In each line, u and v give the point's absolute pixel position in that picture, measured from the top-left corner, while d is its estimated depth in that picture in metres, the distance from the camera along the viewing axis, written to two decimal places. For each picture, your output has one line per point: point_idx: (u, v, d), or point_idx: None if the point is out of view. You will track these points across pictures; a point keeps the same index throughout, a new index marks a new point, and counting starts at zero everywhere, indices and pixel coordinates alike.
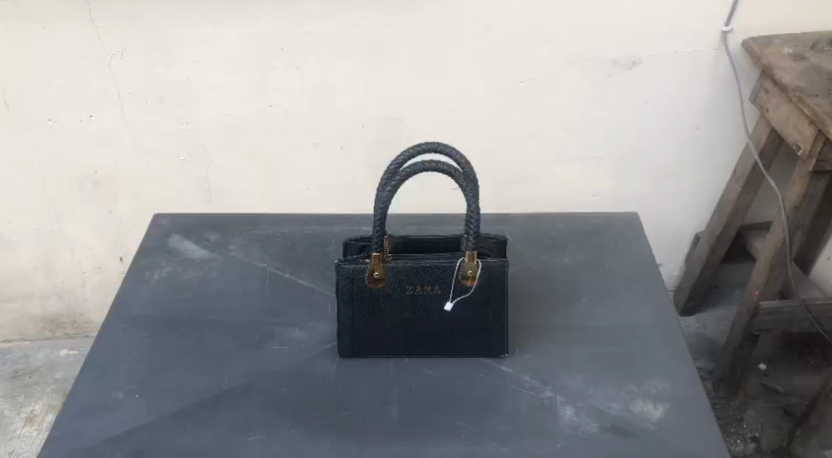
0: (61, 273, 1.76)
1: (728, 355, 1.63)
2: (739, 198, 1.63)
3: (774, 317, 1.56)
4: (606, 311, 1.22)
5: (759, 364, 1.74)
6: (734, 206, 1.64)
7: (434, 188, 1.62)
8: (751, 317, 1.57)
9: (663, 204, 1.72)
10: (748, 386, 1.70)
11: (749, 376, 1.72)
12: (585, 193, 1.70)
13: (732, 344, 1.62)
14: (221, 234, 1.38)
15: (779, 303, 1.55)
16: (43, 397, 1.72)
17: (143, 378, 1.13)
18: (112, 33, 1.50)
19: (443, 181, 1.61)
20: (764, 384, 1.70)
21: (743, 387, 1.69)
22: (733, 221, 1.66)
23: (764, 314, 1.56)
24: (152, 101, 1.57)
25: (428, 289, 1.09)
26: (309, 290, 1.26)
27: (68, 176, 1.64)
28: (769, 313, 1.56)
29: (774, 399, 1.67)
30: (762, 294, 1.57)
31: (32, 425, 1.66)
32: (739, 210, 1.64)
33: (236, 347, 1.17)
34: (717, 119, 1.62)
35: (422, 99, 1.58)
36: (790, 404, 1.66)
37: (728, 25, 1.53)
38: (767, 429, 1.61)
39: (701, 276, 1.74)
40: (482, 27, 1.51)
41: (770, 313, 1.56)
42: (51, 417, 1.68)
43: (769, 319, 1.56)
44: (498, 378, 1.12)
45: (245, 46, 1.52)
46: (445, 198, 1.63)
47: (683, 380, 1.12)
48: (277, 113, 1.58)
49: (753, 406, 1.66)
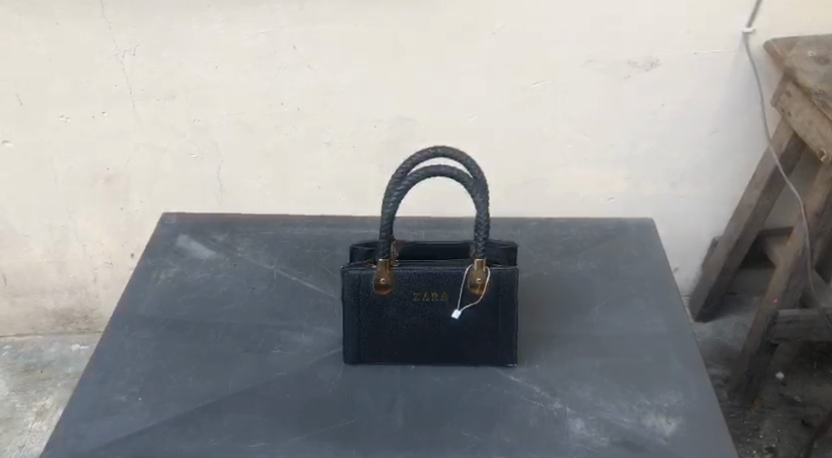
0: (73, 269, 1.76)
1: (745, 362, 1.61)
2: (758, 204, 1.61)
3: (793, 325, 1.54)
4: (621, 319, 1.19)
5: (777, 373, 1.71)
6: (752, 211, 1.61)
7: (436, 190, 1.59)
8: (769, 326, 1.55)
9: (679, 209, 1.69)
10: (765, 396, 1.67)
11: (767, 385, 1.69)
12: (600, 196, 1.67)
13: (749, 352, 1.60)
14: (229, 234, 1.36)
15: (798, 311, 1.53)
16: (55, 391, 1.73)
17: (147, 381, 1.11)
18: (124, 31, 1.49)
19: (444, 183, 1.58)
20: (781, 393, 1.67)
21: (759, 397, 1.66)
22: (751, 226, 1.63)
23: (782, 324, 1.54)
24: (163, 99, 1.55)
25: (435, 296, 1.05)
26: (316, 293, 1.24)
27: (80, 172, 1.63)
28: (787, 321, 1.54)
29: (792, 408, 1.64)
30: (781, 301, 1.55)
31: (42, 419, 1.67)
32: (757, 216, 1.62)
33: (241, 350, 1.15)
34: (736, 122, 1.59)
35: (435, 99, 1.55)
36: (809, 414, 1.63)
37: (749, 26, 1.50)
38: (784, 440, 1.59)
39: (718, 281, 1.72)
40: (496, 26, 1.49)
41: (787, 322, 1.54)
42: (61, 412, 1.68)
43: (788, 327, 1.54)
44: (507, 387, 1.09)
45: (257, 44, 1.50)
46: (452, 198, 1.60)
47: (697, 393, 1.08)
48: (289, 111, 1.56)
49: (769, 415, 1.63)
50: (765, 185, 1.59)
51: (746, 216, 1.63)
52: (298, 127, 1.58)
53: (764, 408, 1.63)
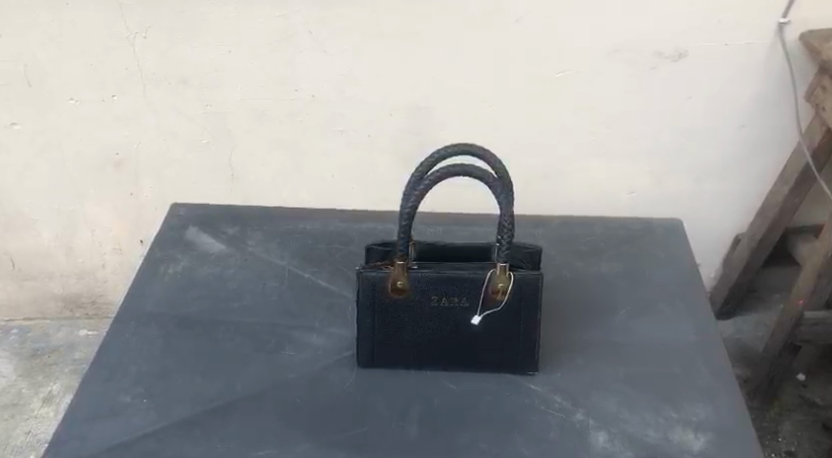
0: (82, 254, 1.72)
1: (766, 364, 1.57)
2: (786, 201, 1.55)
3: (819, 328, 1.50)
4: (646, 326, 1.14)
5: (798, 375, 1.68)
6: (780, 208, 1.56)
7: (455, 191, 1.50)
8: (794, 327, 1.51)
9: (704, 206, 1.63)
10: (786, 398, 1.64)
11: (787, 386, 1.66)
12: (622, 191, 1.61)
13: (771, 352, 1.55)
14: (240, 227, 1.32)
15: (825, 314, 1.49)
16: (61, 377, 1.70)
17: (151, 382, 1.05)
18: (136, 12, 1.45)
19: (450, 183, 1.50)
20: (802, 395, 1.64)
21: (779, 398, 1.63)
22: (778, 223, 1.58)
23: (808, 325, 1.50)
24: (175, 83, 1.51)
25: (454, 301, 1.00)
26: (329, 292, 1.19)
27: (90, 156, 1.59)
28: (812, 323, 1.50)
29: (812, 411, 1.61)
30: (807, 303, 1.50)
31: (49, 405, 1.63)
32: (784, 214, 1.56)
33: (250, 351, 1.10)
34: (767, 117, 1.53)
35: (455, 89, 1.50)
36: (829, 418, 1.60)
37: (785, 17, 1.45)
38: (804, 444, 1.56)
39: (739, 281, 1.66)
40: (519, 13, 1.44)
41: (813, 324, 1.50)
42: (68, 398, 1.65)
43: (813, 330, 1.50)
44: (526, 397, 1.04)
45: (272, 28, 1.46)
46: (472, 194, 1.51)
47: (726, 408, 1.03)
48: (304, 98, 1.51)
49: (789, 417, 1.60)
50: (795, 181, 1.53)
51: (773, 213, 1.57)
52: (313, 114, 1.53)
53: (784, 411, 1.60)
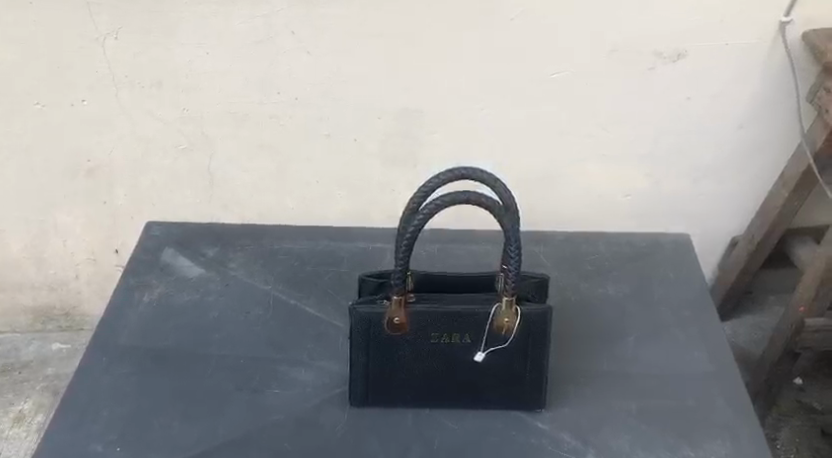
0: (53, 265, 1.62)
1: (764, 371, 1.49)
2: (785, 205, 1.47)
3: (821, 336, 1.42)
4: (657, 354, 1.08)
5: (795, 378, 1.61)
6: (778, 213, 1.47)
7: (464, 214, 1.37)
8: (794, 335, 1.43)
9: (696, 205, 1.54)
10: (782, 402, 1.58)
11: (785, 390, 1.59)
12: (616, 192, 1.52)
13: (770, 360, 1.48)
14: (220, 248, 1.24)
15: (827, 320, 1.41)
16: (33, 395, 1.60)
17: (125, 427, 0.97)
18: (105, 12, 1.36)
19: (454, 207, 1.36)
20: (799, 400, 1.58)
21: (777, 404, 1.57)
22: (779, 222, 1.48)
23: (810, 332, 1.42)
24: (150, 87, 1.41)
25: (456, 338, 0.93)
26: (319, 320, 1.12)
27: (60, 164, 1.49)
28: (814, 331, 1.41)
29: (811, 417, 1.55)
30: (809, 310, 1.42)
31: (20, 426, 1.54)
32: (783, 218, 1.48)
33: (234, 389, 1.02)
34: (768, 121, 1.46)
35: (446, 91, 1.42)
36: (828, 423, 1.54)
37: (788, 15, 1.37)
38: (803, 451, 1.50)
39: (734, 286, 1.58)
40: (514, 12, 1.36)
41: (816, 331, 1.42)
42: (41, 418, 1.56)
43: (816, 337, 1.42)
44: (533, 436, 0.97)
45: (253, 29, 1.37)
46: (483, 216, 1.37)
47: (747, 443, 0.98)
48: (286, 101, 1.42)
49: (787, 423, 1.55)
50: (794, 185, 1.45)
51: (772, 216, 1.48)
52: (295, 118, 1.44)
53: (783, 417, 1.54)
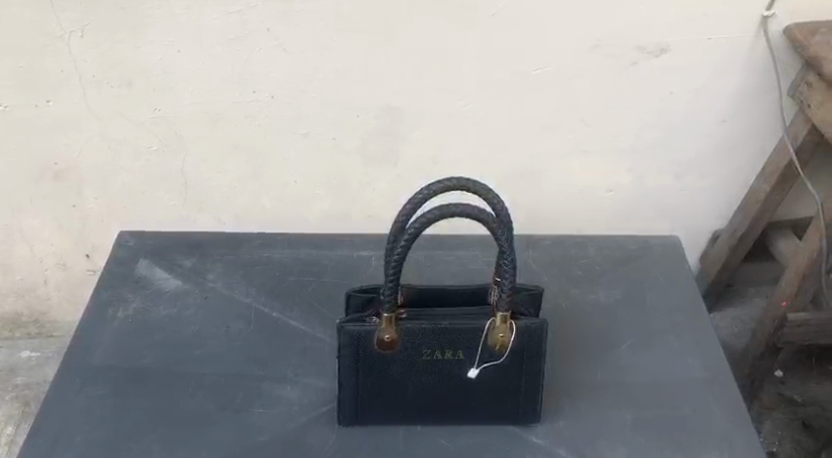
0: (20, 271, 1.56)
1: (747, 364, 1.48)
2: (767, 199, 1.45)
3: (803, 330, 1.40)
4: (649, 361, 1.06)
5: (775, 370, 1.57)
6: (761, 206, 1.46)
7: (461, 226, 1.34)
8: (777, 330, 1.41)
9: (679, 201, 1.52)
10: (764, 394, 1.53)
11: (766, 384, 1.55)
12: (600, 187, 1.49)
13: (751, 354, 1.47)
14: (197, 258, 1.20)
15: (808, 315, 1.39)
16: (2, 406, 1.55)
17: (101, 453, 0.93)
18: (69, 10, 1.30)
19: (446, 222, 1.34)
20: (780, 392, 1.54)
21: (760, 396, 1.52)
22: (763, 211, 1.47)
23: (792, 327, 1.40)
24: (119, 87, 1.36)
25: (449, 355, 0.91)
26: (304, 333, 1.08)
27: (25, 167, 1.44)
28: (795, 325, 1.39)
29: (793, 408, 1.51)
30: (791, 305, 1.40)
31: None
32: (766, 211, 1.46)
33: (215, 409, 0.98)
34: (753, 117, 1.44)
35: (426, 89, 1.38)
36: (809, 414, 1.51)
37: (770, 9, 1.35)
38: (785, 443, 1.46)
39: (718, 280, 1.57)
40: (495, 7, 1.32)
41: (797, 325, 1.40)
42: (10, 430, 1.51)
43: (797, 331, 1.40)
44: (528, 452, 0.94)
45: (226, 25, 1.32)
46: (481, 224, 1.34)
47: (743, 453, 0.95)
48: (262, 100, 1.38)
49: (770, 415, 1.51)
50: (777, 178, 1.43)
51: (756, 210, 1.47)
52: (272, 117, 1.39)
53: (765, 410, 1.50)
